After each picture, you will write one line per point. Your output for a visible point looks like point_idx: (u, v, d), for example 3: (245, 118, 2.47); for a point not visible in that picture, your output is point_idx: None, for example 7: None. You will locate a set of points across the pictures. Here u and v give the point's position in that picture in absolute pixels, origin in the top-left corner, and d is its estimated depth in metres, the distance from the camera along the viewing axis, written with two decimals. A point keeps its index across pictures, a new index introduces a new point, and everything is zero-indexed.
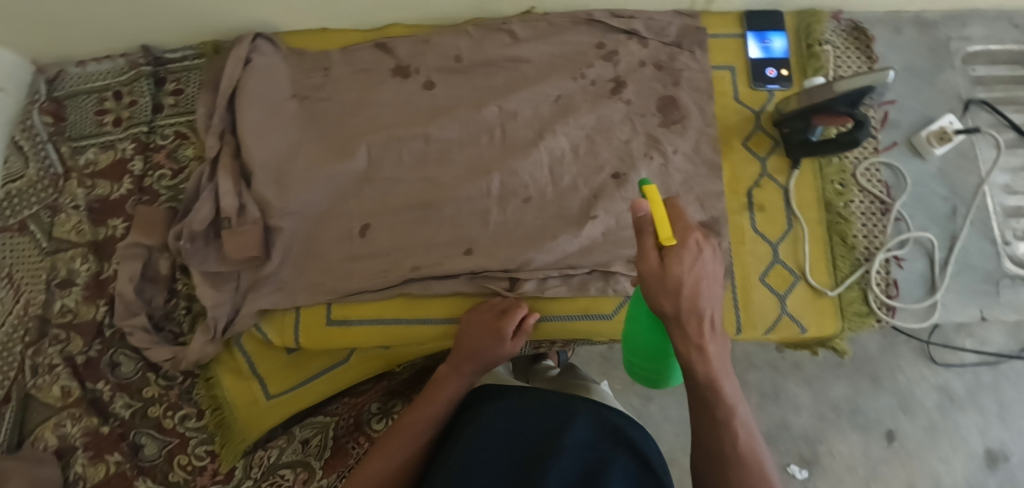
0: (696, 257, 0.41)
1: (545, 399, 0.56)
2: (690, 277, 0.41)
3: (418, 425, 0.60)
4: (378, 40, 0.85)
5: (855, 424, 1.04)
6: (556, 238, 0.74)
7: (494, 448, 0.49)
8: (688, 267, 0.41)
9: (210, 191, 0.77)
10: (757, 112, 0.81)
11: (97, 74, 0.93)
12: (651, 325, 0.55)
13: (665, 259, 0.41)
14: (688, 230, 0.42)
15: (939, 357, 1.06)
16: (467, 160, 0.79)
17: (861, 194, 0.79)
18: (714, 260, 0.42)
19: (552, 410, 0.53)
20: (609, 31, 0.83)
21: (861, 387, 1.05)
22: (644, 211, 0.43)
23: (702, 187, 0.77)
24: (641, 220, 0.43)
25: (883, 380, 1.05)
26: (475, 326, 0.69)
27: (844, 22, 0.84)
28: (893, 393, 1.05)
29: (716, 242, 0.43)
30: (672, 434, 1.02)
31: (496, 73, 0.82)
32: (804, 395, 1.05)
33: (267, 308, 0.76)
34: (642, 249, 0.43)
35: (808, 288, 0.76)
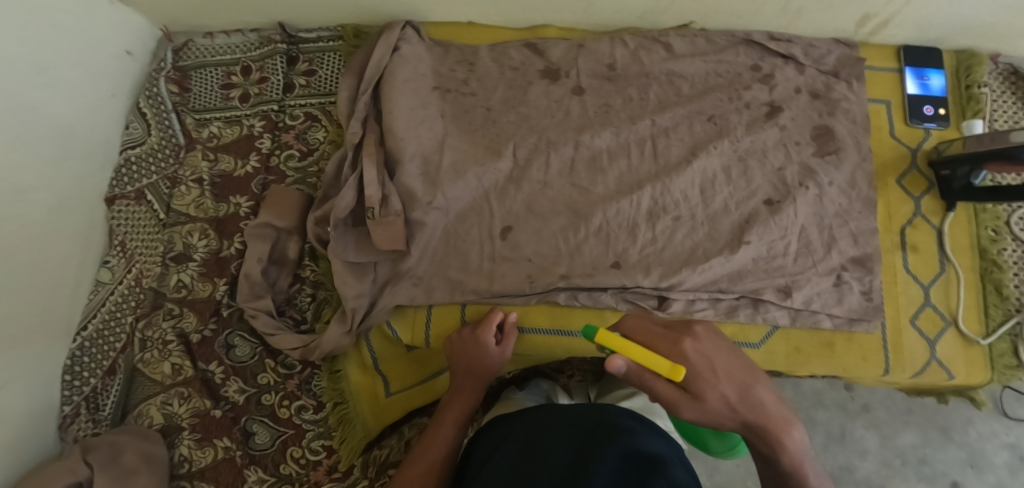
0: (705, 368, 0.50)
1: (584, 420, 0.58)
2: (722, 384, 0.49)
3: (438, 448, 0.66)
4: (530, 41, 0.84)
5: (921, 475, 1.00)
6: (706, 261, 0.73)
7: (534, 463, 0.53)
8: (707, 382, 0.49)
9: (355, 179, 0.76)
10: (913, 150, 0.79)
11: (227, 48, 0.92)
12: None
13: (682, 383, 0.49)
14: (677, 347, 0.52)
15: (1011, 410, 1.01)
16: (617, 171, 0.77)
17: (1014, 243, 0.77)
18: (718, 360, 0.51)
19: (596, 430, 0.55)
20: (767, 54, 0.81)
21: (930, 437, 1.02)
22: (625, 364, 0.49)
23: (856, 222, 0.75)
24: (629, 368, 0.50)
25: (954, 432, 1.01)
26: (454, 351, 0.72)
27: (1002, 66, 0.83)
28: (963, 447, 1.01)
29: (702, 337, 0.54)
30: (732, 465, 1.03)
31: (649, 85, 0.81)
32: (872, 439, 1.02)
33: (402, 304, 0.74)
34: (663, 392, 0.49)
35: (959, 335, 0.74)
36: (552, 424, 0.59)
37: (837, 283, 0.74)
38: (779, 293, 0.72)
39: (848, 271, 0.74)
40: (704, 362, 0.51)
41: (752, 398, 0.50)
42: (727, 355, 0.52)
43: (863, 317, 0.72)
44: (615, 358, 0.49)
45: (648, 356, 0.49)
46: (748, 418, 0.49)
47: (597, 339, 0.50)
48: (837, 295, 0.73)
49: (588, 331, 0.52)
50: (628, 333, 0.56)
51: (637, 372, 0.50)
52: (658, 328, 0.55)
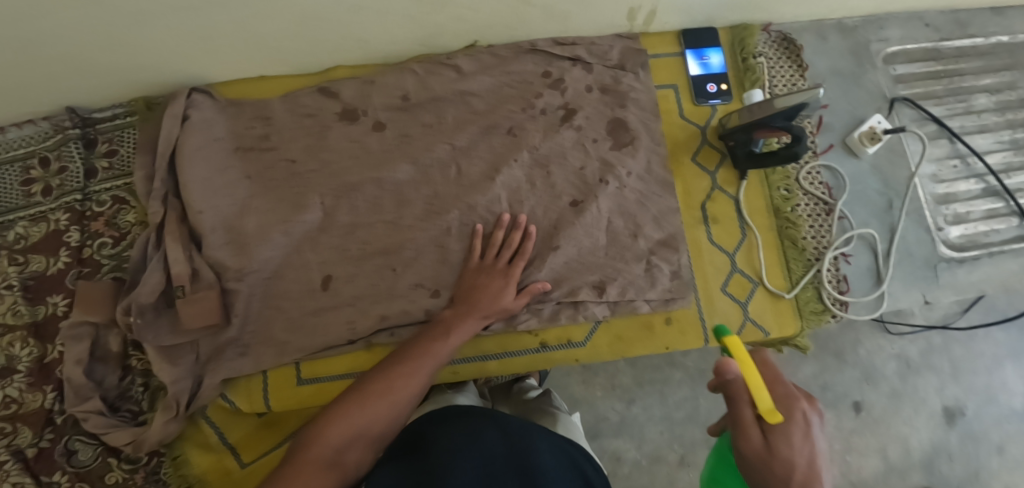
0: (805, 439, 0.37)
1: (504, 420, 0.54)
2: (802, 458, 0.36)
3: (412, 376, 0.61)
4: (322, 85, 0.83)
5: (827, 401, 1.03)
6: (521, 273, 0.75)
7: (462, 464, 0.45)
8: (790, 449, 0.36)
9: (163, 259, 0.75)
10: (703, 127, 0.83)
11: (19, 141, 0.87)
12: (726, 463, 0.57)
13: (769, 438, 0.37)
14: (792, 400, 0.39)
15: (892, 327, 1.07)
16: (424, 199, 0.78)
17: (805, 197, 0.82)
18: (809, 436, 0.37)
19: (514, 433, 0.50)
20: (553, 59, 0.84)
21: (828, 365, 1.05)
22: (735, 371, 0.41)
23: (659, 205, 0.79)
24: (733, 383, 0.40)
25: (847, 354, 1.05)
26: (475, 282, 0.72)
27: (773, 33, 0.88)
28: (858, 366, 1.05)
29: (821, 413, 0.40)
30: (657, 432, 1.01)
31: (446, 108, 0.81)
32: None
33: (231, 376, 0.73)
34: (741, 420, 0.39)
35: (767, 292, 0.79)
36: (470, 422, 0.53)
37: (649, 268, 0.77)
38: (595, 289, 0.76)
39: (657, 255, 0.78)
40: (811, 436, 0.37)
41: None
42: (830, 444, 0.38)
43: (677, 295, 0.76)
44: (733, 359, 0.41)
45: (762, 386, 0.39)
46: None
47: (727, 340, 0.43)
48: (650, 279, 0.77)
49: (724, 330, 0.45)
50: (764, 363, 0.46)
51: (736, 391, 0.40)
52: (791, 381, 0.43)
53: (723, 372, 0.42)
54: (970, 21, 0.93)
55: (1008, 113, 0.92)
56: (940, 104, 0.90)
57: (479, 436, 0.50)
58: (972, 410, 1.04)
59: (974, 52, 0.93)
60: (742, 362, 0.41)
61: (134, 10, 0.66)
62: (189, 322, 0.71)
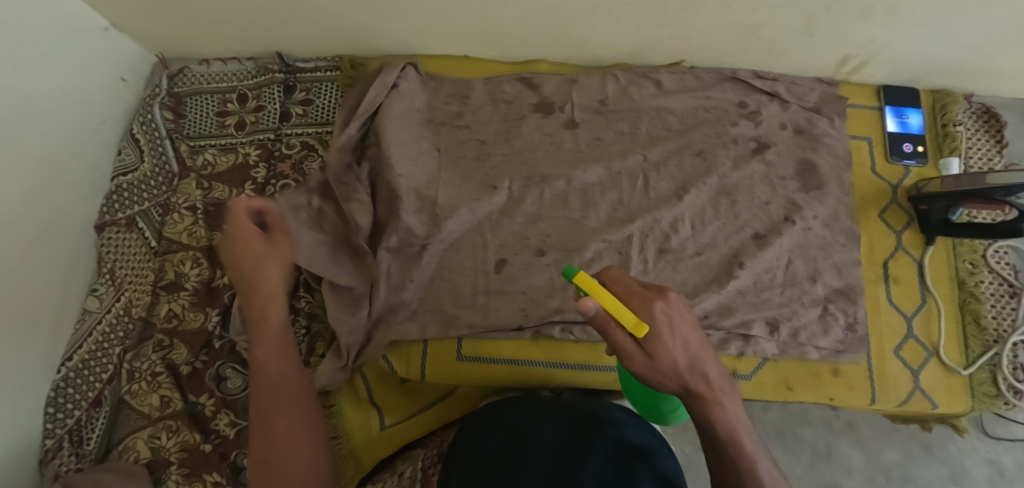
0: (683, 337, 0.41)
1: (573, 410, 0.59)
2: (680, 352, 0.40)
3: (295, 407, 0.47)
4: (524, 76, 0.85)
5: None
6: (695, 295, 0.75)
7: (524, 453, 0.53)
8: (675, 351, 0.40)
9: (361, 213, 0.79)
10: (894, 185, 0.82)
11: (222, 75, 0.92)
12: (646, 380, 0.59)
13: (644, 345, 0.40)
14: (647, 304, 0.41)
15: (991, 428, 0.98)
16: (609, 203, 0.80)
17: (990, 275, 0.80)
18: (687, 329, 0.41)
19: (583, 424, 0.56)
20: (752, 91, 0.84)
21: (913, 454, 0.99)
22: (593, 308, 0.40)
23: (840, 254, 0.78)
24: (595, 317, 0.40)
25: (936, 449, 0.99)
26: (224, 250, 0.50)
27: (975, 104, 0.86)
28: (945, 463, 0.98)
29: (674, 301, 0.43)
30: None
31: (640, 119, 0.83)
32: (857, 458, 0.99)
33: (399, 339, 0.75)
34: (623, 350, 0.40)
35: (940, 365, 0.76)
36: (536, 415, 0.58)
37: (823, 315, 0.76)
38: (767, 325, 0.75)
39: (833, 303, 0.76)
40: (674, 323, 0.41)
41: (700, 371, 0.41)
42: (695, 323, 0.42)
43: (849, 348, 0.75)
44: (587, 297, 0.39)
45: (623, 309, 0.39)
46: (683, 387, 0.41)
47: (575, 279, 0.42)
48: (823, 325, 0.75)
49: (571, 268, 0.43)
50: (613, 280, 0.45)
51: (609, 323, 0.40)
52: (640, 282, 0.44)
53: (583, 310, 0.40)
54: None
55: None
56: None
57: (542, 425, 0.57)
58: None
59: None
60: (596, 297, 0.40)
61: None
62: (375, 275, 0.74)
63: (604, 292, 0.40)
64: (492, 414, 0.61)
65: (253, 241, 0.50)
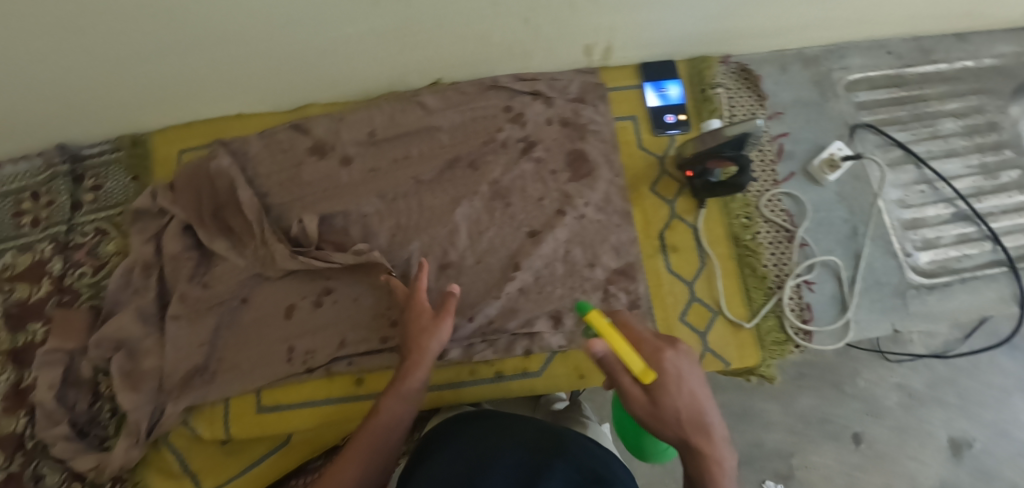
0: (640, 395, 0.45)
1: (538, 426, 0.55)
2: (682, 399, 0.44)
3: (359, 457, 0.56)
4: (295, 123, 0.87)
5: (825, 432, 0.99)
6: (477, 304, 0.77)
7: (488, 462, 0.48)
8: (653, 404, 0.45)
9: (149, 287, 0.80)
10: (660, 157, 0.84)
11: (12, 176, 0.91)
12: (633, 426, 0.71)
13: (653, 394, 0.45)
14: (658, 354, 0.47)
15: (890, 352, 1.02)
16: (389, 230, 0.81)
17: (766, 224, 0.82)
18: (692, 376, 0.46)
19: (545, 442, 0.51)
20: (515, 94, 0.86)
21: (827, 396, 1.01)
22: (601, 350, 0.45)
23: (616, 235, 0.80)
24: (604, 358, 0.46)
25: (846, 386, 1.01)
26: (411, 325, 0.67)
27: (732, 64, 0.89)
28: (858, 398, 1.01)
29: (683, 352, 0.48)
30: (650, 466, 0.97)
31: (412, 143, 0.85)
32: (774, 410, 1.00)
33: (195, 403, 0.76)
34: (628, 390, 0.45)
35: (727, 322, 0.78)
36: (497, 433, 0.54)
37: (605, 298, 0.77)
38: (550, 319, 0.76)
39: (613, 284, 0.78)
40: (682, 374, 0.46)
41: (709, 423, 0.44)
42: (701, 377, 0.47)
43: (633, 325, 0.76)
44: (597, 340, 0.44)
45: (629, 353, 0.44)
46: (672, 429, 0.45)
47: (586, 317, 0.45)
48: (606, 308, 0.77)
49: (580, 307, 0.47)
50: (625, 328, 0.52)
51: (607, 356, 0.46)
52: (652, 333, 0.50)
53: (590, 349, 0.45)
54: (933, 48, 0.93)
55: (976, 137, 0.90)
56: (906, 130, 0.90)
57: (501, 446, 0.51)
58: (980, 442, 0.98)
59: (940, 77, 0.93)
60: (608, 339, 0.44)
61: (130, 56, 0.73)
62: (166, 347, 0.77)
63: (619, 339, 0.44)
64: (442, 427, 0.61)
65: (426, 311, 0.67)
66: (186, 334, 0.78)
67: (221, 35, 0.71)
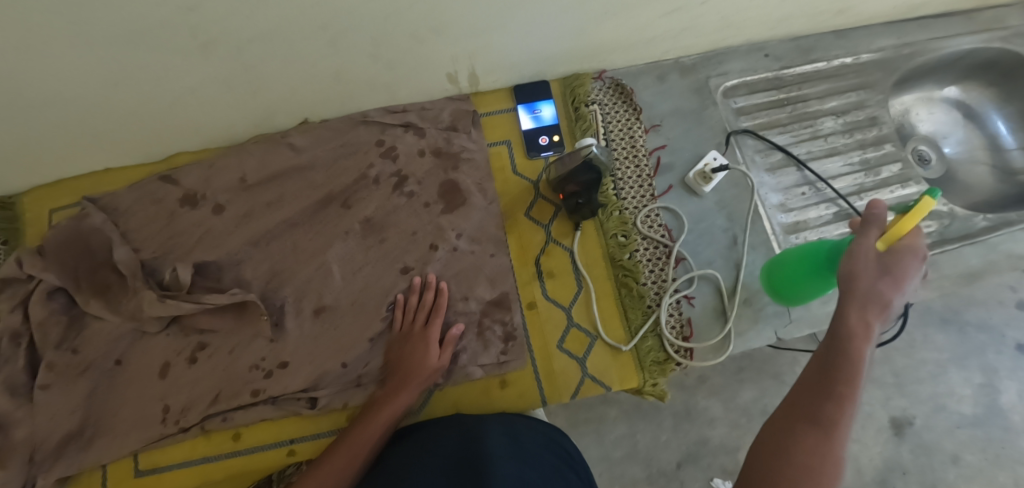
0: (871, 253, 0.47)
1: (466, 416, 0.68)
2: (872, 273, 0.46)
3: (362, 443, 0.65)
4: (164, 173, 0.85)
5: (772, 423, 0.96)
6: (352, 348, 0.76)
7: (429, 442, 0.63)
8: (882, 257, 0.46)
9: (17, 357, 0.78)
10: (535, 181, 0.83)
11: None
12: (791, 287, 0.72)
13: (882, 255, 0.46)
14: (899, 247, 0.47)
15: None
16: (262, 277, 0.80)
17: (644, 241, 0.81)
18: (902, 267, 0.45)
19: (468, 422, 0.65)
20: (386, 127, 0.85)
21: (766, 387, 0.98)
22: (882, 212, 0.48)
23: (491, 265, 0.79)
24: (878, 215, 0.48)
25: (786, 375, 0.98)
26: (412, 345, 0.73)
27: (607, 79, 0.89)
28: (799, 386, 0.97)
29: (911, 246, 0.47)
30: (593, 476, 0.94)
31: (283, 186, 0.83)
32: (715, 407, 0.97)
33: (69, 474, 0.74)
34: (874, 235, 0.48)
35: (605, 345, 0.77)
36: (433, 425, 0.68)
37: (482, 331, 0.76)
38: None
39: (489, 316, 0.77)
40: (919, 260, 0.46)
41: (851, 398, 0.41)
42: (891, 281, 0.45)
43: (511, 357, 0.75)
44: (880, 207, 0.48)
45: (907, 231, 0.47)
46: (832, 406, 0.41)
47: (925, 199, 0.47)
48: (482, 341, 0.76)
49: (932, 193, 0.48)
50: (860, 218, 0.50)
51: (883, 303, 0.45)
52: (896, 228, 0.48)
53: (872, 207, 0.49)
54: (812, 47, 0.94)
55: (857, 134, 0.92)
56: (785, 133, 0.90)
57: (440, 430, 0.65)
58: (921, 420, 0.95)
59: (818, 76, 0.94)
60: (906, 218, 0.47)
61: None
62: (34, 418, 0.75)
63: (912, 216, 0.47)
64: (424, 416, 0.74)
65: (429, 327, 0.74)
66: (55, 403, 0.76)
67: (53, 100, 0.69)
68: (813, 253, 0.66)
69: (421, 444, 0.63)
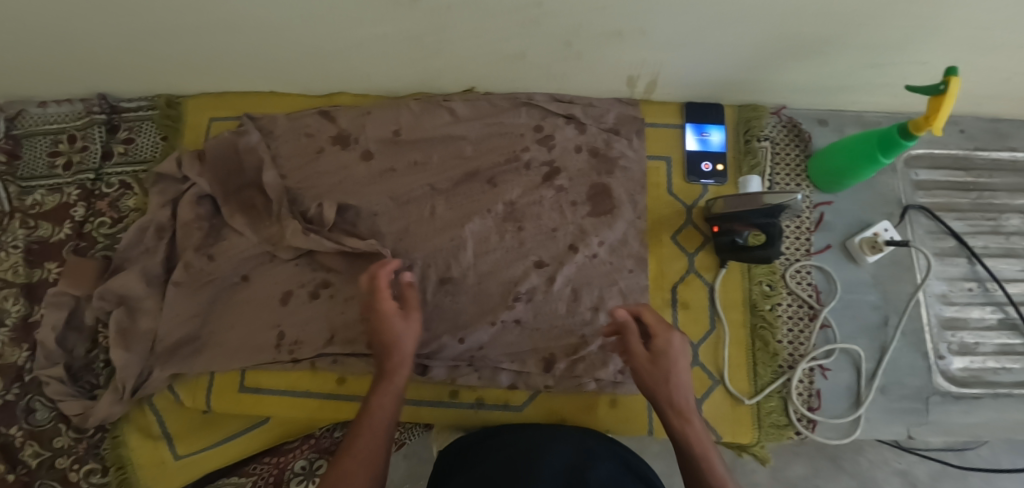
0: (642, 355, 0.57)
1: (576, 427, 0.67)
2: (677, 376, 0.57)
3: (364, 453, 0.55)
4: (324, 109, 0.86)
5: None
6: (469, 326, 0.75)
7: (540, 441, 0.63)
8: (652, 357, 0.57)
9: (159, 249, 0.81)
10: (689, 206, 0.80)
11: (56, 117, 0.95)
12: (847, 173, 0.75)
13: (654, 358, 0.57)
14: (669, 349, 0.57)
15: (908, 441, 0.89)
16: (395, 233, 0.79)
17: (789, 297, 0.77)
18: (666, 346, 0.57)
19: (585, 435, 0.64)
20: (548, 115, 0.83)
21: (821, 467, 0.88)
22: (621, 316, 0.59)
23: (626, 280, 0.76)
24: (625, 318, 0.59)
25: (846, 462, 0.89)
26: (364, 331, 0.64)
27: (785, 117, 0.84)
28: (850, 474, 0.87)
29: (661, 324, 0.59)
30: None
31: (433, 148, 0.83)
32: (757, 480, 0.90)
33: (180, 373, 0.78)
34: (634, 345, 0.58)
35: (726, 393, 0.73)
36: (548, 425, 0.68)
37: (602, 345, 0.74)
38: (542, 359, 0.73)
39: None
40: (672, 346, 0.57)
41: (688, 426, 0.55)
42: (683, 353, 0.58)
43: (626, 378, 0.73)
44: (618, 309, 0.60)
45: (659, 330, 0.58)
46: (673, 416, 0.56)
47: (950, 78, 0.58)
48: (601, 356, 0.73)
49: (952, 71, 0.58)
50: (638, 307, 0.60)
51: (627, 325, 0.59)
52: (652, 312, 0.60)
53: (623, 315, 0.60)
54: (1011, 133, 0.85)
55: None
56: (963, 219, 0.82)
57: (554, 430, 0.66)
58: None
59: (1012, 166, 0.85)
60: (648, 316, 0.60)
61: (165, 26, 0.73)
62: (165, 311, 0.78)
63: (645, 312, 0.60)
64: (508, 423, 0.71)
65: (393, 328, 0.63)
66: (184, 301, 0.79)
67: (246, 22, 0.70)
68: (865, 142, 0.71)
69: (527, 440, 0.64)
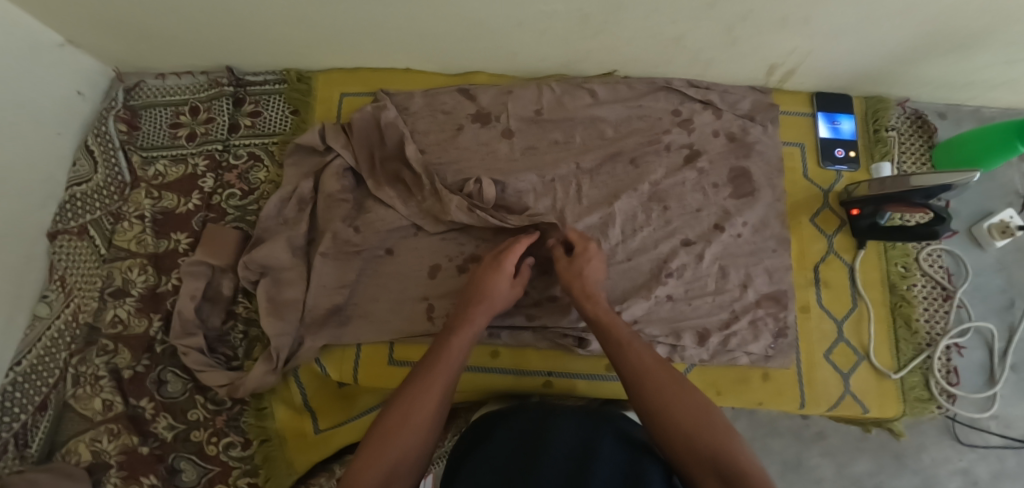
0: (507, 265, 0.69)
1: (581, 420, 0.57)
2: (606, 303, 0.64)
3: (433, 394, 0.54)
4: (463, 87, 0.87)
5: None
6: (624, 300, 0.76)
7: (544, 440, 0.53)
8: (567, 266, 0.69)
9: (302, 220, 0.81)
10: (825, 190, 0.83)
11: (177, 89, 0.94)
12: (978, 158, 0.80)
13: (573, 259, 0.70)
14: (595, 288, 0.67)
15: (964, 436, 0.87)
16: (543, 209, 0.80)
17: (923, 279, 0.80)
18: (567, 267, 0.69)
19: (592, 428, 0.55)
20: (686, 100, 0.86)
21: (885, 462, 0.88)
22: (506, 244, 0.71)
23: (771, 259, 0.78)
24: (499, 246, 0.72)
25: (908, 457, 0.87)
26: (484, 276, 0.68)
27: (908, 110, 0.88)
28: (912, 469, 0.87)
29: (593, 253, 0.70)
30: None
31: (575, 128, 0.85)
32: (827, 468, 0.89)
33: (330, 344, 0.77)
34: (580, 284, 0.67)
35: (872, 369, 0.76)
36: (554, 415, 0.58)
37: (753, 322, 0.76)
38: (698, 334, 0.75)
39: (762, 307, 0.76)
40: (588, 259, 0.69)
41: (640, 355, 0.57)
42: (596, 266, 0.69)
43: (778, 353, 0.75)
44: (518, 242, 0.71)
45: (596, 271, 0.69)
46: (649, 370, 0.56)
47: None
48: (753, 332, 0.75)
49: None
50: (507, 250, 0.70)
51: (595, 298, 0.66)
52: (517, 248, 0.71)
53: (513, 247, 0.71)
54: None
55: None
56: None
57: (557, 423, 0.56)
58: None
59: None
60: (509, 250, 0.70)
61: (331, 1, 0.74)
62: (313, 281, 0.78)
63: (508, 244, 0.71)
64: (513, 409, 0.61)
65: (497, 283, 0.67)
66: (331, 272, 0.79)
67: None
68: (999, 131, 0.76)
69: (529, 433, 0.55)
